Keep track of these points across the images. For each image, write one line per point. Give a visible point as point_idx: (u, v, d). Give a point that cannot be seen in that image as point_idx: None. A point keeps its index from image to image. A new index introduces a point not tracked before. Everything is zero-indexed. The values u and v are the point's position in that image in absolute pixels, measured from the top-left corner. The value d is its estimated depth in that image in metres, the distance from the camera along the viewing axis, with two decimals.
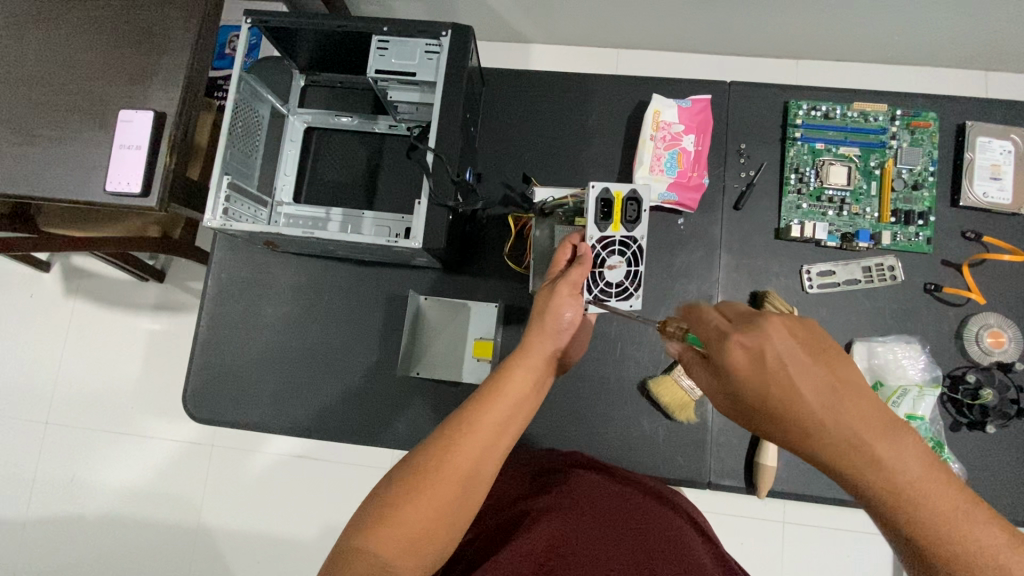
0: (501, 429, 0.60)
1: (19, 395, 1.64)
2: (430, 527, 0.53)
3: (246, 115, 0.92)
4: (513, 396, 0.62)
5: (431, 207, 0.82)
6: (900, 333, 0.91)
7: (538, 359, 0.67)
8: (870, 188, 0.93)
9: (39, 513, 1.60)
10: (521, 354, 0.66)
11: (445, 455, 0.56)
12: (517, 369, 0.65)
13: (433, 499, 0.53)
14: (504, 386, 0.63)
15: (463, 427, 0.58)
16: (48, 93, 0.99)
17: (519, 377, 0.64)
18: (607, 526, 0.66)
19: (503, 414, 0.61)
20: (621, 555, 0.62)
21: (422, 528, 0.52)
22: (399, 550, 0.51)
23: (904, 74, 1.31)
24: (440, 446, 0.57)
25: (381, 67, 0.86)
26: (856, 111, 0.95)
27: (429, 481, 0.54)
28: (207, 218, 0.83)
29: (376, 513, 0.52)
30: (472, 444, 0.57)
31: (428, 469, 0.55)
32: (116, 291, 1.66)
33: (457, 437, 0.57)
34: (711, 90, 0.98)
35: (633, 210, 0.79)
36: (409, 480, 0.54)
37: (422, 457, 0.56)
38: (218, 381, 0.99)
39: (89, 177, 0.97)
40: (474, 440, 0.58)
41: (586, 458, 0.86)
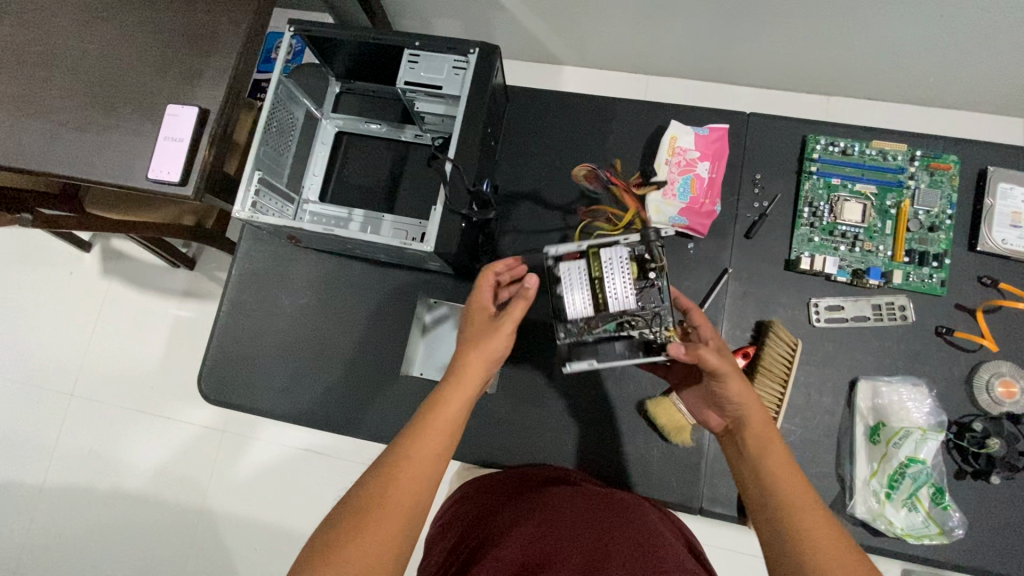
0: (434, 457, 0.63)
1: (50, 366, 1.74)
2: (376, 557, 0.56)
3: (282, 116, 0.97)
4: (446, 423, 0.65)
5: (446, 214, 0.85)
6: (909, 374, 0.89)
7: (471, 383, 0.69)
8: (885, 227, 0.93)
9: (55, 481, 1.68)
10: (456, 380, 0.68)
11: (386, 492, 0.59)
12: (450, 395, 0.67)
13: (373, 537, 0.56)
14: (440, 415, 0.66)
15: (397, 461, 0.61)
16: (105, 83, 1.07)
17: (451, 400, 0.67)
18: (571, 533, 0.67)
19: (436, 444, 0.64)
20: (583, 560, 0.63)
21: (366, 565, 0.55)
22: None
23: (935, 116, 1.30)
24: (376, 486, 0.59)
25: (410, 79, 0.90)
26: (876, 149, 0.95)
27: (370, 518, 0.57)
28: (236, 209, 0.88)
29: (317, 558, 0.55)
30: (410, 474, 0.60)
31: (368, 508, 0.58)
32: (148, 275, 1.75)
33: (394, 475, 0.60)
34: (730, 119, 1.00)
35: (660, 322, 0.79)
36: (352, 518, 0.57)
37: (358, 499, 0.59)
38: (232, 364, 1.03)
39: (135, 164, 1.05)
40: (410, 472, 0.61)
41: (543, 471, 0.88)
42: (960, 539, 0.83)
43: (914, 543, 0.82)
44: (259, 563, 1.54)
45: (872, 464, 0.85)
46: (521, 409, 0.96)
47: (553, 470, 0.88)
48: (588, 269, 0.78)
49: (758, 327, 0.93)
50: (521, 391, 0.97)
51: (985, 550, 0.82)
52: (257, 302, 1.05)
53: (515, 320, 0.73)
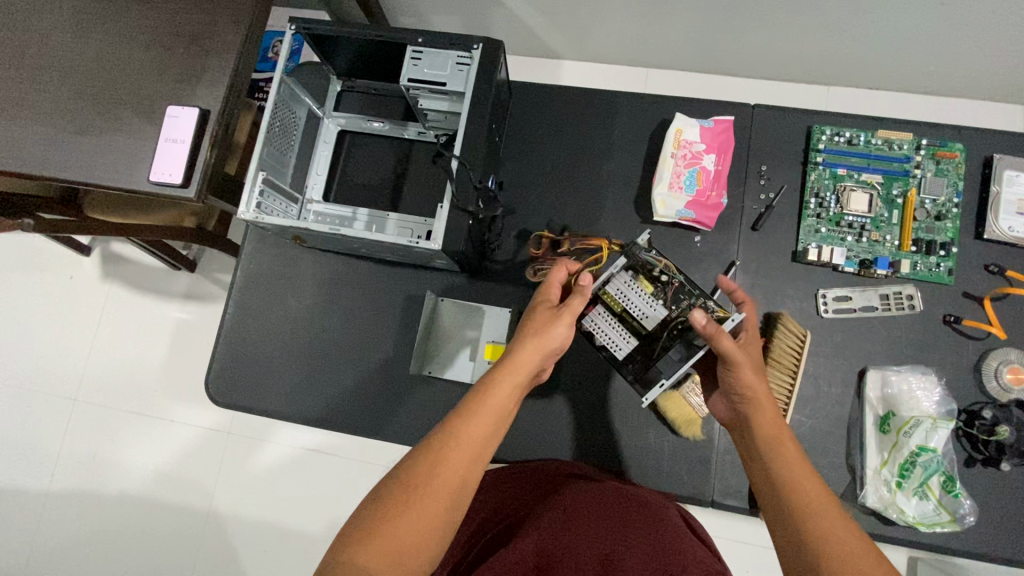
0: (486, 442, 0.62)
1: (53, 372, 1.73)
2: (422, 535, 0.54)
3: (284, 116, 0.97)
4: (497, 408, 0.65)
5: (453, 211, 0.85)
6: (918, 363, 0.90)
7: (524, 371, 0.69)
8: (892, 217, 0.93)
9: (61, 487, 1.67)
10: (511, 367, 0.68)
11: (437, 470, 0.58)
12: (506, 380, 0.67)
13: (426, 510, 0.56)
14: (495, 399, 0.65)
15: (450, 441, 0.60)
16: (103, 86, 1.06)
17: (504, 386, 0.66)
18: (589, 532, 0.67)
19: (488, 428, 0.63)
20: (601, 561, 0.62)
21: (410, 542, 0.53)
22: (389, 562, 0.52)
23: (937, 105, 1.30)
24: (429, 464, 0.58)
25: (414, 76, 0.90)
26: (881, 139, 0.95)
27: (421, 495, 0.56)
28: (241, 210, 0.88)
29: (366, 526, 0.54)
30: (462, 456, 0.60)
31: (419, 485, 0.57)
32: (150, 278, 1.74)
33: (450, 449, 0.60)
34: (735, 111, 1.00)
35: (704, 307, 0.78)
36: (402, 493, 0.56)
37: (412, 470, 0.58)
38: (240, 366, 1.03)
39: (136, 167, 1.05)
40: (462, 452, 0.60)
41: (559, 466, 0.87)
42: (972, 526, 0.83)
43: (925, 531, 0.83)
44: (269, 563, 1.54)
45: (882, 454, 0.85)
46: (530, 406, 0.96)
47: (566, 464, 0.88)
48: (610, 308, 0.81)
49: (766, 319, 0.93)
50: (531, 388, 0.97)
51: (997, 537, 0.83)
52: (263, 303, 1.05)
53: (575, 315, 0.74)
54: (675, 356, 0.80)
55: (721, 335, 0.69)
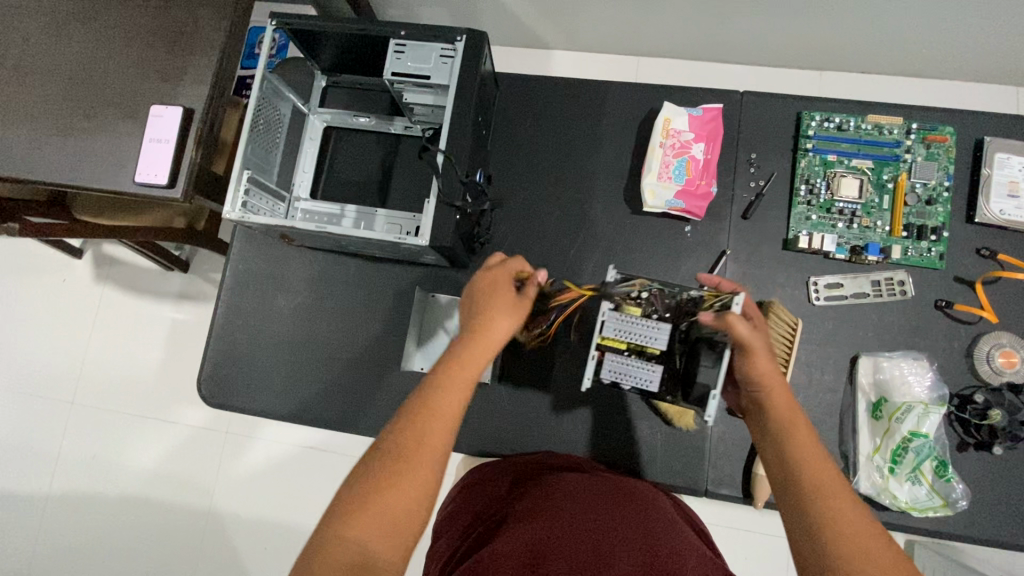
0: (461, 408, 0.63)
1: (49, 375, 1.73)
2: (413, 502, 0.56)
3: (268, 114, 0.96)
4: (471, 374, 0.65)
5: (440, 207, 0.84)
6: (910, 349, 0.89)
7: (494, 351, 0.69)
8: (882, 202, 0.92)
9: (61, 489, 1.68)
10: (481, 343, 0.68)
11: (419, 439, 0.59)
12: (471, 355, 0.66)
13: (416, 478, 0.57)
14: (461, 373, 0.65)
15: (429, 410, 0.60)
16: (85, 86, 1.05)
17: (478, 360, 0.66)
18: (581, 521, 0.66)
19: (463, 398, 0.63)
20: (593, 548, 0.62)
21: (399, 512, 0.55)
22: (382, 530, 0.54)
23: (929, 88, 1.29)
24: (412, 434, 0.59)
25: (397, 69, 0.88)
26: (871, 123, 0.94)
27: (407, 463, 0.57)
28: (227, 211, 0.87)
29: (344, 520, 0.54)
30: (440, 423, 0.60)
31: (404, 453, 0.57)
32: (143, 279, 1.73)
33: (421, 430, 0.59)
34: (724, 98, 0.99)
35: (692, 300, 0.76)
36: (385, 464, 0.57)
37: (395, 440, 0.58)
38: (233, 366, 1.03)
39: (120, 168, 1.04)
40: (440, 421, 0.60)
41: (552, 459, 0.87)
42: (965, 510, 0.83)
43: (918, 516, 0.82)
44: (270, 560, 1.55)
45: (875, 440, 0.85)
46: (523, 400, 0.96)
47: (562, 458, 0.88)
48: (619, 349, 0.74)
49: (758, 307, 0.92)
50: (523, 382, 0.97)
51: (989, 520, 0.83)
52: (254, 303, 1.04)
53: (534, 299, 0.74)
54: (707, 363, 0.68)
55: (736, 323, 0.64)
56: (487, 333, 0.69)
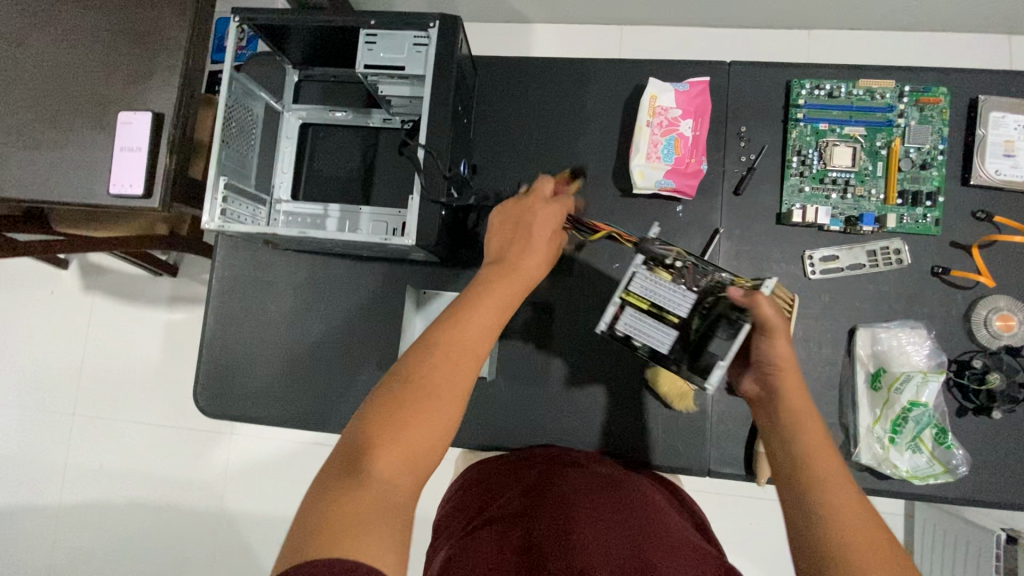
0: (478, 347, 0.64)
1: (47, 386, 1.72)
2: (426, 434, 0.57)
3: (240, 115, 0.92)
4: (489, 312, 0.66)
5: (424, 204, 0.82)
6: (908, 317, 0.89)
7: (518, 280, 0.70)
8: (876, 169, 0.91)
9: (70, 498, 1.69)
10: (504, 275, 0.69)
11: (434, 373, 0.60)
12: (478, 312, 0.65)
13: (430, 409, 0.58)
14: (465, 329, 0.64)
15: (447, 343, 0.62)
16: (50, 96, 1.05)
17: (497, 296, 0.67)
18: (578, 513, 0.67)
19: (480, 334, 0.64)
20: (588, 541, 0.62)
21: (414, 443, 0.56)
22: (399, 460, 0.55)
23: (921, 43, 1.26)
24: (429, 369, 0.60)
25: (370, 62, 0.85)
26: (863, 88, 0.92)
27: (421, 394, 0.58)
28: (206, 220, 0.85)
29: (329, 493, 0.51)
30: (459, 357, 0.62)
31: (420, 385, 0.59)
32: (131, 285, 1.71)
33: (437, 362, 0.61)
34: (710, 70, 0.95)
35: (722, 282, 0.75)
36: (402, 397, 0.58)
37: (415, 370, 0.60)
38: (227, 375, 1.01)
39: (95, 178, 1.04)
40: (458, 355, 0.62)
41: (538, 455, 0.87)
42: (965, 475, 0.84)
43: (920, 484, 0.83)
44: None
45: (875, 411, 0.85)
46: (522, 391, 0.95)
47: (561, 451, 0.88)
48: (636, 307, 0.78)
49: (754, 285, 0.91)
50: (521, 374, 0.96)
51: (989, 482, 0.84)
52: (243, 310, 1.02)
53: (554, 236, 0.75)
54: (721, 336, 0.73)
55: (764, 304, 0.65)
56: (514, 263, 0.71)
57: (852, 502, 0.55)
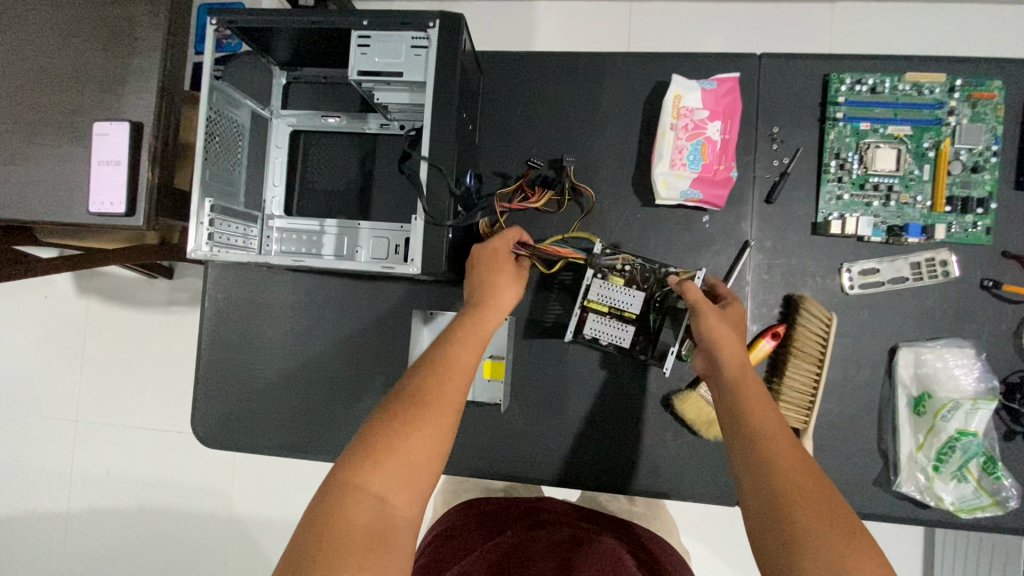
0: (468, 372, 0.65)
1: (46, 395, 1.68)
2: (422, 463, 0.57)
3: (225, 128, 0.85)
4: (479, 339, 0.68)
5: (429, 225, 0.75)
6: (954, 335, 0.82)
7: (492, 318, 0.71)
8: (923, 173, 0.82)
9: (77, 507, 1.67)
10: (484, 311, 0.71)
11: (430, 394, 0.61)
12: (464, 349, 0.66)
13: (429, 434, 0.59)
14: (450, 367, 0.64)
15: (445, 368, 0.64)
16: (19, 104, 0.97)
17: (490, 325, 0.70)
18: None
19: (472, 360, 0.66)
20: None
21: (415, 467, 0.57)
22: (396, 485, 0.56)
23: (940, 34, 1.21)
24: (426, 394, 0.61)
25: (364, 68, 0.76)
26: (910, 83, 0.83)
27: (421, 416, 0.59)
28: (191, 248, 0.79)
29: (315, 523, 0.52)
30: (452, 381, 0.63)
31: (422, 403, 0.60)
32: (125, 292, 1.65)
33: (438, 385, 0.62)
34: (739, 64, 0.87)
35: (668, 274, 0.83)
36: (399, 420, 0.59)
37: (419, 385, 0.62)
38: (225, 404, 0.96)
39: (74, 194, 0.97)
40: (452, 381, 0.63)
41: (515, 506, 0.92)
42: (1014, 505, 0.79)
43: (965, 516, 0.79)
44: None
45: (918, 437, 0.80)
46: (538, 417, 0.89)
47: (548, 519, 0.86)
48: (599, 311, 0.85)
49: (787, 303, 0.85)
50: (537, 400, 0.89)
51: None
52: (240, 334, 0.96)
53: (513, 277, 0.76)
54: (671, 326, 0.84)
55: (688, 286, 0.75)
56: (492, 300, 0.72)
57: (800, 476, 0.57)
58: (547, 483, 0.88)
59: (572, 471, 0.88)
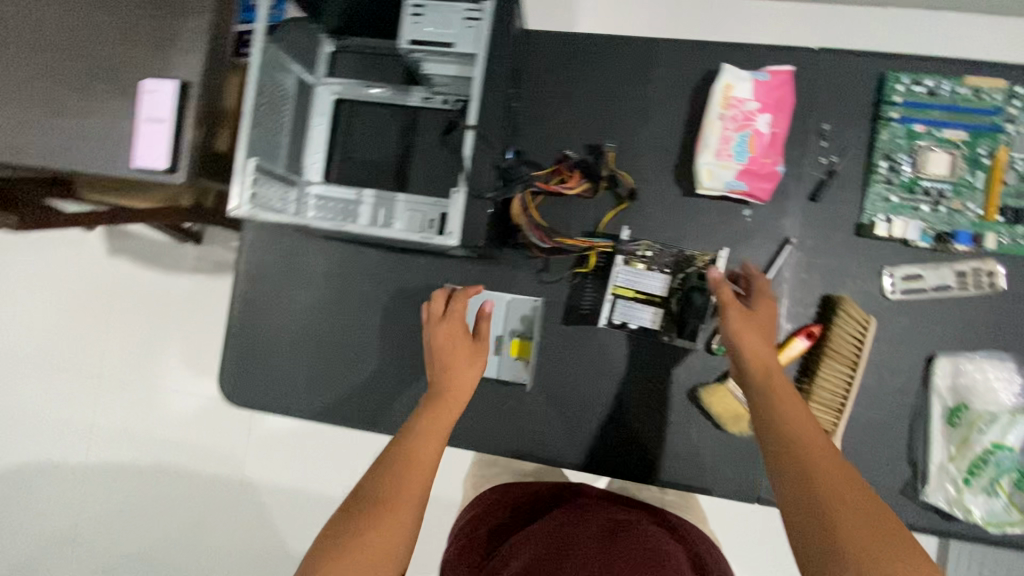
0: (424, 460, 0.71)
1: (72, 350, 1.72)
2: (382, 547, 0.63)
3: (272, 90, 0.85)
4: (436, 428, 0.74)
5: (470, 198, 0.74)
6: (995, 348, 0.80)
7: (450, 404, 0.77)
8: (976, 180, 0.80)
9: (95, 461, 1.71)
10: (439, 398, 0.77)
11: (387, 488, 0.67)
12: (424, 442, 0.72)
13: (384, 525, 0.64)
14: (412, 461, 0.70)
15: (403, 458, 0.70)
16: (71, 57, 0.99)
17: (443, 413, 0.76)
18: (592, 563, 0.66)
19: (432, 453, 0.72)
20: None
21: (372, 551, 0.63)
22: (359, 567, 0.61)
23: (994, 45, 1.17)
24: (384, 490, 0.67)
25: (415, 37, 0.76)
26: (969, 87, 0.80)
27: (378, 515, 0.65)
28: (233, 205, 0.79)
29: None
30: (410, 471, 0.69)
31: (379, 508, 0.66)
32: (153, 254, 1.68)
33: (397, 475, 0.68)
34: (794, 57, 0.85)
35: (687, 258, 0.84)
36: (358, 519, 0.64)
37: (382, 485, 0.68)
38: (252, 365, 0.98)
39: (117, 149, 0.98)
40: (410, 470, 0.69)
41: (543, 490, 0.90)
42: None
43: (993, 531, 0.77)
44: (304, 531, 1.58)
45: (949, 448, 0.79)
46: (562, 400, 0.89)
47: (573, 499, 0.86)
48: (625, 296, 0.84)
49: (825, 303, 0.84)
50: (561, 383, 0.89)
51: None
52: (271, 297, 0.97)
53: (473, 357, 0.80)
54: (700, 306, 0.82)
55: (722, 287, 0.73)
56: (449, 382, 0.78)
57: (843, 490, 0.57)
58: (567, 466, 0.88)
59: (592, 458, 0.87)
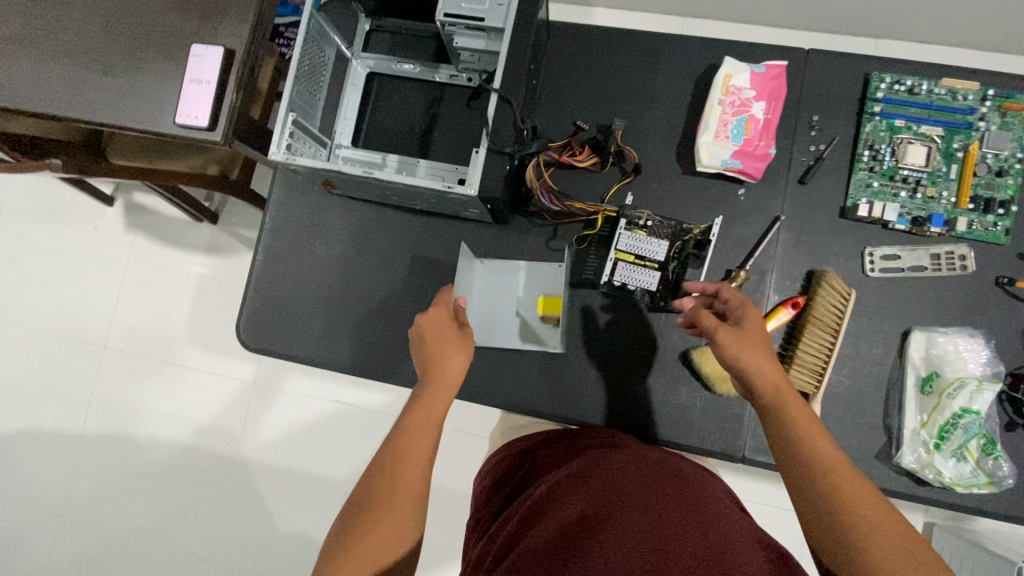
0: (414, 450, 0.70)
1: (82, 317, 1.77)
2: (388, 537, 0.64)
3: (314, 56, 0.93)
4: (425, 418, 0.74)
5: (490, 154, 0.82)
6: (965, 325, 0.87)
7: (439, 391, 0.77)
8: (950, 171, 0.88)
9: (92, 428, 1.73)
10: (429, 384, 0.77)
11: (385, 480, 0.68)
12: (415, 435, 0.72)
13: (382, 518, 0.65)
14: (404, 457, 0.70)
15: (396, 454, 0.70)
16: (125, 24, 1.08)
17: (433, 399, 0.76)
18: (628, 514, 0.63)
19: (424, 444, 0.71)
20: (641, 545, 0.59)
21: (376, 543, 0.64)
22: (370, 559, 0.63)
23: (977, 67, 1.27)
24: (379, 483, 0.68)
25: (449, 10, 0.84)
26: (945, 88, 0.89)
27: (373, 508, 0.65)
28: (272, 151, 0.85)
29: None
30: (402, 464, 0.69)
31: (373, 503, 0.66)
32: (172, 227, 1.75)
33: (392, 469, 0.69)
34: (789, 55, 0.94)
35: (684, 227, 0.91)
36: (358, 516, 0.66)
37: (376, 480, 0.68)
38: (270, 314, 1.03)
39: (161, 107, 1.06)
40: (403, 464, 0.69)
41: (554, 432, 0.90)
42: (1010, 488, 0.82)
43: (961, 492, 0.82)
44: (295, 506, 1.60)
45: (922, 415, 0.84)
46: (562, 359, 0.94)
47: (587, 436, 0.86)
48: (626, 259, 0.90)
49: (809, 277, 0.90)
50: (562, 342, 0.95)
51: None
52: (293, 251, 1.04)
53: (453, 337, 0.80)
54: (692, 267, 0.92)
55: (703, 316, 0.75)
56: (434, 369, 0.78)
57: (853, 489, 0.60)
58: (563, 420, 0.93)
59: (587, 413, 0.92)
